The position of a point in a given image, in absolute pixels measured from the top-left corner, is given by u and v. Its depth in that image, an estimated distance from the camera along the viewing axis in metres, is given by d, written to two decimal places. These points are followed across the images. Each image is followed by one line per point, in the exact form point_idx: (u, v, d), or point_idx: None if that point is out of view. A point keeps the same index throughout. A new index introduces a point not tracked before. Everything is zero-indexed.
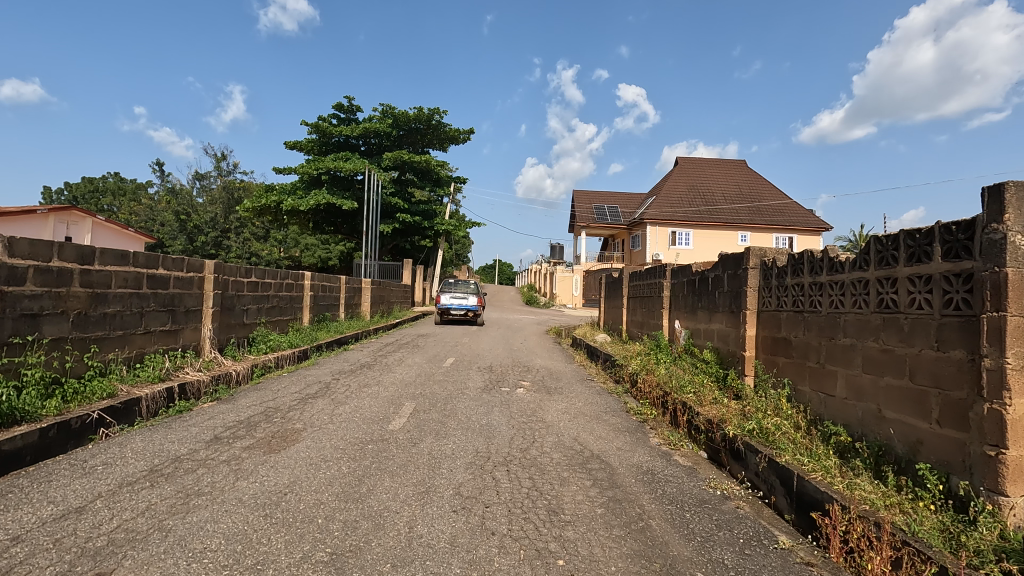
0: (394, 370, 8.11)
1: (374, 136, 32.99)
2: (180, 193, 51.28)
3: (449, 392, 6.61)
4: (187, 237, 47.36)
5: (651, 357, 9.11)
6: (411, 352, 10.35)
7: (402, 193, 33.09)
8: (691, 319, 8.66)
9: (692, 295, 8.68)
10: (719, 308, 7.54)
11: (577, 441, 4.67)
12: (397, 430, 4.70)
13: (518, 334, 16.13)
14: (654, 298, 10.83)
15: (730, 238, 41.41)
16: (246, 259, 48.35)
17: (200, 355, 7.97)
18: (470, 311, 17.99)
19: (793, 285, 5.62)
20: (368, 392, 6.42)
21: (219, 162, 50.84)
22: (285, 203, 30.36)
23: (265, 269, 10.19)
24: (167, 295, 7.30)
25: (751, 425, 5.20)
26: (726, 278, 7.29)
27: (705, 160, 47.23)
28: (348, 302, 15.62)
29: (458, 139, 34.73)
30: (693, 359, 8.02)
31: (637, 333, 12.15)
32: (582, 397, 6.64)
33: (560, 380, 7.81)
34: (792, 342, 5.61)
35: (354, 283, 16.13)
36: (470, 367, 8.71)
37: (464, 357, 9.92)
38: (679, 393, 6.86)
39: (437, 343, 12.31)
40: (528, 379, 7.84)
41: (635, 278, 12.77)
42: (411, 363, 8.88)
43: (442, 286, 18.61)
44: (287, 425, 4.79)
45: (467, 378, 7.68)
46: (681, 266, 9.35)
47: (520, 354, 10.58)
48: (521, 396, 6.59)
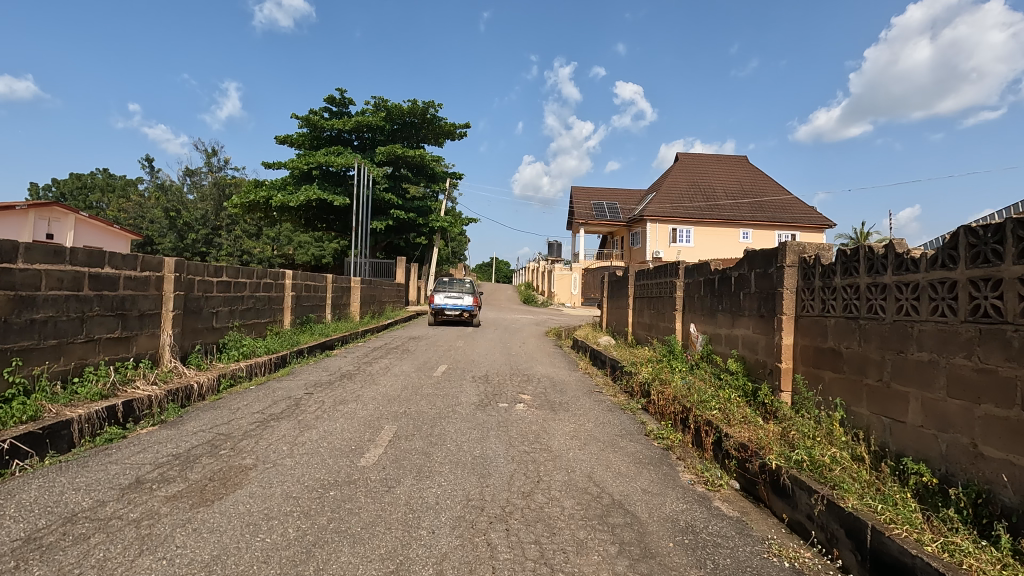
0: (377, 381, 7.20)
1: (367, 131, 32.02)
2: (170, 189, 50.20)
3: (437, 410, 5.72)
4: (177, 235, 46.35)
5: (664, 365, 8.23)
6: (400, 358, 9.46)
7: (396, 189, 32.15)
8: (710, 323, 7.80)
9: (711, 296, 7.82)
10: (745, 311, 6.68)
11: (591, 481, 3.78)
12: (370, 467, 3.81)
13: (517, 336, 15.25)
14: (665, 299, 9.96)
15: (732, 235, 40.60)
16: (237, 257, 47.35)
17: (158, 365, 7.06)
18: (465, 312, 17.09)
19: (844, 287, 4.76)
20: (343, 411, 5.52)
21: (210, 158, 49.81)
22: (275, 199, 29.36)
23: (238, 268, 9.26)
24: (116, 297, 6.37)
25: (799, 455, 4.33)
26: (754, 278, 6.43)
27: (706, 156, 46.36)
28: (336, 303, 14.70)
29: (454, 134, 33.78)
30: (714, 368, 7.15)
31: (645, 337, 11.29)
32: (591, 416, 5.74)
33: (565, 393, 6.91)
34: (842, 354, 4.74)
35: (342, 282, 15.21)
36: (464, 377, 7.80)
37: (457, 364, 9.03)
38: (702, 410, 5.99)
39: (429, 347, 11.41)
40: (529, 392, 6.94)
41: (642, 277, 11.91)
42: (398, 372, 7.98)
43: (437, 285, 17.70)
44: (234, 460, 3.89)
45: (459, 391, 6.78)
46: (698, 264, 8.49)
47: (519, 360, 9.68)
48: (521, 415, 5.69)
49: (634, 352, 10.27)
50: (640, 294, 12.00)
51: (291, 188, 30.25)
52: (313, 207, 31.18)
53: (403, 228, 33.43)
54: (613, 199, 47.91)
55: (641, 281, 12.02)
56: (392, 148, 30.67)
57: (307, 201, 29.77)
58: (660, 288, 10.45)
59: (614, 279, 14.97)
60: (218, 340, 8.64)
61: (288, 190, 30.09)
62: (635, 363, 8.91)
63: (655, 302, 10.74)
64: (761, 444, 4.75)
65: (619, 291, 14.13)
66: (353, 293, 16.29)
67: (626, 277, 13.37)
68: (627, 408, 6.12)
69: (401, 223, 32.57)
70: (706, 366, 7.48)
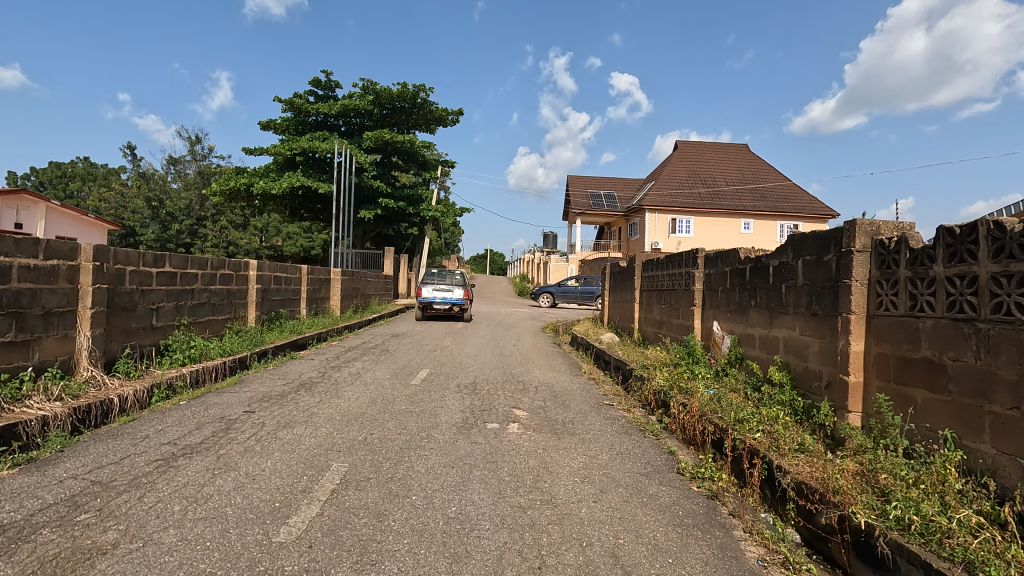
0: (341, 393, 5.92)
1: (354, 115, 30.55)
2: (152, 178, 48.47)
3: (408, 435, 4.47)
4: (160, 225, 44.77)
5: (684, 371, 7.01)
6: (376, 361, 8.22)
7: (385, 177, 30.78)
8: (740, 321, 6.57)
9: (741, 289, 6.60)
10: (789, 308, 5.48)
11: (619, 566, 2.55)
12: (289, 548, 2.56)
13: (511, 332, 14.04)
14: (680, 293, 8.75)
15: (733, 226, 39.46)
16: (223, 249, 45.88)
17: (72, 375, 5.79)
18: (455, 306, 15.84)
19: (951, 279, 3.52)
20: (284, 438, 4.27)
21: (194, 146, 48.15)
22: (257, 186, 27.89)
23: (185, 256, 7.95)
24: (7, 292, 5.08)
25: (902, 512, 3.10)
26: (805, 268, 5.22)
27: (705, 144, 45.04)
28: (312, 297, 13.40)
29: (446, 120, 32.37)
30: (749, 377, 5.92)
31: (654, 335, 10.09)
32: (604, 443, 4.50)
33: (569, 408, 5.66)
34: (948, 369, 3.52)
35: (320, 274, 13.91)
36: (447, 387, 6.55)
37: (442, 369, 7.78)
38: (744, 433, 4.76)
39: (412, 346, 10.16)
40: (525, 406, 5.70)
41: (651, 268, 10.69)
42: (368, 380, 6.71)
43: (425, 277, 16.41)
44: (92, 533, 2.64)
45: (439, 406, 5.54)
46: (721, 252, 7.27)
47: (513, 363, 8.46)
48: (515, 442, 4.44)
49: (644, 353, 9.05)
50: (648, 287, 10.76)
51: (274, 175, 28.81)
52: (298, 196, 29.76)
53: (393, 218, 32.05)
54: (611, 189, 46.60)
55: (648, 272, 10.80)
56: (380, 133, 29.23)
57: (290, 189, 28.35)
58: (673, 280, 9.21)
59: (617, 270, 13.71)
60: (159, 341, 7.35)
61: (270, 178, 28.64)
62: (648, 367, 7.68)
63: (666, 297, 9.50)
64: (836, 490, 3.53)
65: (623, 283, 12.88)
66: (333, 286, 14.98)
67: (631, 268, 12.11)
68: (649, 432, 4.88)
69: (391, 212, 31.21)
70: (737, 373, 6.26)
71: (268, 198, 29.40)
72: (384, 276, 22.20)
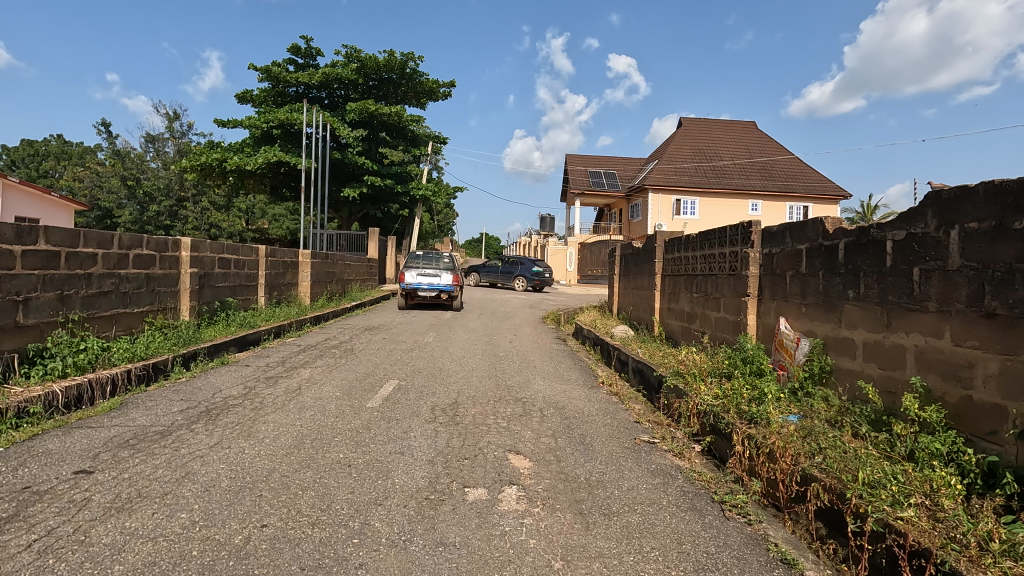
0: (255, 428, 4.02)
1: (338, 86, 28.30)
2: (128, 156, 45.91)
3: (327, 530, 2.57)
4: (136, 206, 42.46)
5: (744, 388, 5.15)
6: (331, 369, 6.31)
7: (370, 152, 28.66)
8: (827, 317, 4.70)
9: (827, 275, 4.74)
10: (931, 305, 3.61)
11: None
12: None
13: (507, 323, 12.17)
14: (722, 279, 6.88)
15: (740, 207, 37.52)
16: (204, 231, 43.65)
17: None
18: (443, 293, 13.94)
19: None
20: (95, 545, 2.37)
21: (173, 122, 45.70)
22: (231, 162, 25.73)
23: (75, 230, 6.00)
24: None
25: None
26: (969, 244, 3.34)
27: (710, 121, 42.88)
28: (274, 283, 11.44)
29: (437, 93, 30.16)
30: (855, 407, 4.06)
31: (683, 330, 8.25)
32: (665, 542, 2.61)
33: (593, 455, 3.77)
34: None
35: (283, 257, 11.94)
36: (416, 412, 4.66)
37: (416, 380, 5.92)
38: (888, 512, 2.91)
39: (385, 345, 8.26)
40: (526, 450, 3.81)
41: (677, 248, 8.81)
42: (307, 402, 4.80)
43: (409, 260, 14.45)
44: None
45: (396, 454, 3.65)
46: (790, 224, 5.37)
47: (509, 370, 6.60)
48: (512, 544, 2.54)
49: (676, 357, 7.17)
50: (674, 273, 8.85)
51: (250, 151, 26.63)
52: (277, 173, 27.63)
53: (380, 198, 29.94)
54: (611, 168, 44.44)
55: (674, 255, 8.89)
56: (364, 104, 27.01)
57: (268, 165, 26.24)
58: (711, 264, 7.31)
59: (630, 253, 11.80)
60: (29, 346, 5.41)
61: (246, 153, 26.46)
62: (690, 381, 5.83)
63: (701, 284, 7.59)
64: None
65: (639, 268, 10.96)
66: (301, 270, 13.02)
67: (649, 249, 10.20)
68: (728, 505, 3.01)
69: (378, 191, 29.13)
70: (831, 395, 4.40)
71: (244, 175, 27.25)
72: (368, 260, 20.22)
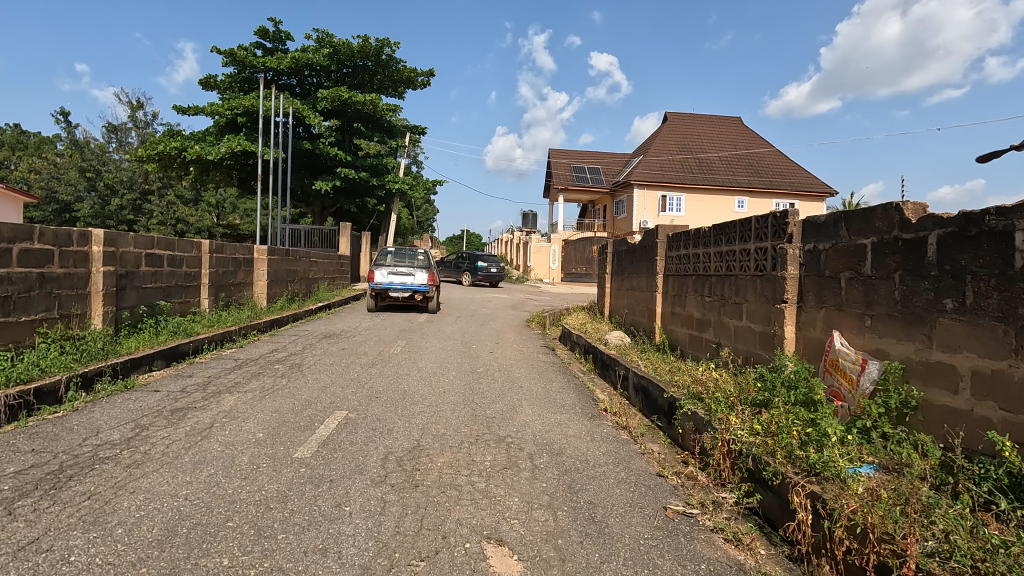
0: (114, 505, 2.73)
1: (310, 73, 26.67)
2: (87, 146, 43.33)
3: None
4: (97, 199, 40.20)
5: (790, 421, 4.03)
6: (264, 395, 5.01)
7: (344, 143, 27.12)
8: (909, 333, 3.57)
9: (907, 279, 3.61)
10: None
11: None
12: None
13: (488, 327, 10.94)
14: (745, 282, 5.75)
15: (726, 204, 36.75)
16: (170, 226, 41.50)
17: None
18: (417, 294, 12.65)
19: None
20: None
21: (135, 111, 43.33)
22: (192, 151, 23.98)
23: None
24: None
25: None
26: None
27: (696, 116, 42.04)
28: (222, 283, 10.02)
29: (415, 82, 28.71)
30: (971, 466, 2.95)
31: (693, 340, 7.11)
32: None
33: (613, 548, 2.55)
34: None
35: (233, 253, 10.51)
36: (361, 466, 3.40)
37: (370, 410, 4.65)
38: None
39: (342, 358, 6.95)
40: (513, 539, 2.58)
41: (681, 245, 7.67)
42: (212, 452, 3.51)
43: (380, 257, 13.09)
44: None
45: (316, 554, 2.39)
46: (847, 212, 4.22)
47: (490, 393, 5.37)
48: None
49: (690, 374, 6.02)
50: (679, 273, 7.68)
51: (213, 140, 24.88)
52: (243, 163, 25.95)
53: (354, 191, 28.40)
54: (596, 163, 43.36)
55: (679, 251, 7.72)
56: (337, 91, 25.43)
57: (232, 155, 24.56)
58: (729, 262, 6.15)
59: (625, 250, 10.65)
60: None
61: (208, 142, 24.72)
62: (715, 409, 4.69)
63: (717, 286, 6.43)
64: None
65: (636, 266, 9.79)
66: (256, 268, 11.59)
67: (648, 245, 9.03)
68: None
69: (352, 184, 27.60)
70: (922, 443, 3.28)
71: (207, 166, 25.51)
72: (338, 257, 18.78)
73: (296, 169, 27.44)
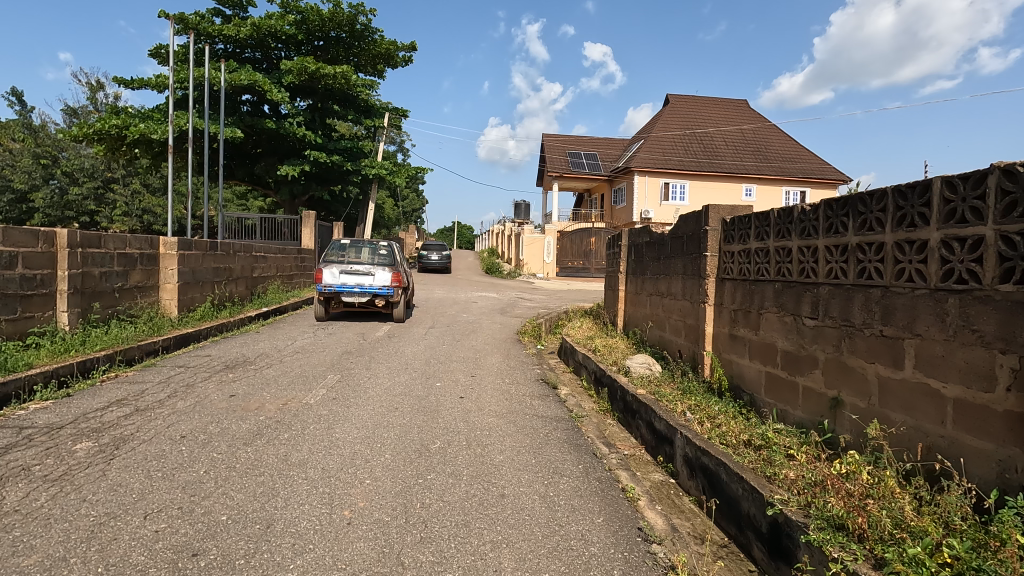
0: None
1: (275, 44, 23.77)
2: (44, 131, 39.91)
3: None
4: (55, 189, 37.09)
5: None
6: None
7: (315, 123, 24.33)
8: None
9: None
10: None
11: None
12: None
13: (466, 344, 8.30)
14: (911, 302, 3.18)
15: (735, 192, 33.98)
16: (135, 217, 38.40)
17: None
18: (377, 298, 9.98)
19: None
20: None
21: (95, 93, 39.98)
22: (139, 131, 21.11)
23: None
24: None
25: None
26: None
27: (700, 99, 39.31)
28: (96, 288, 7.28)
29: (395, 57, 25.86)
30: None
31: (777, 385, 4.53)
32: None
33: None
34: None
35: (117, 248, 7.74)
36: None
37: None
38: None
39: (216, 418, 4.28)
40: None
41: (746, 234, 5.10)
42: None
43: (333, 252, 10.40)
44: None
45: None
46: None
47: (437, 529, 2.74)
48: None
49: (803, 463, 3.43)
50: (745, 277, 5.10)
51: (163, 118, 22.00)
52: (200, 145, 23.11)
53: (327, 176, 25.65)
54: (592, 149, 40.56)
55: (743, 245, 5.13)
56: (303, 63, 22.49)
57: (185, 135, 21.72)
58: (864, 264, 3.56)
59: (647, 242, 8.04)
60: None
61: (158, 121, 21.84)
62: None
63: (834, 303, 3.85)
64: None
65: (665, 265, 7.21)
66: (163, 268, 8.85)
67: (687, 235, 6.42)
68: None
69: (324, 169, 24.86)
70: None
71: (159, 148, 22.64)
72: (298, 252, 16.00)
73: (263, 153, 24.79)
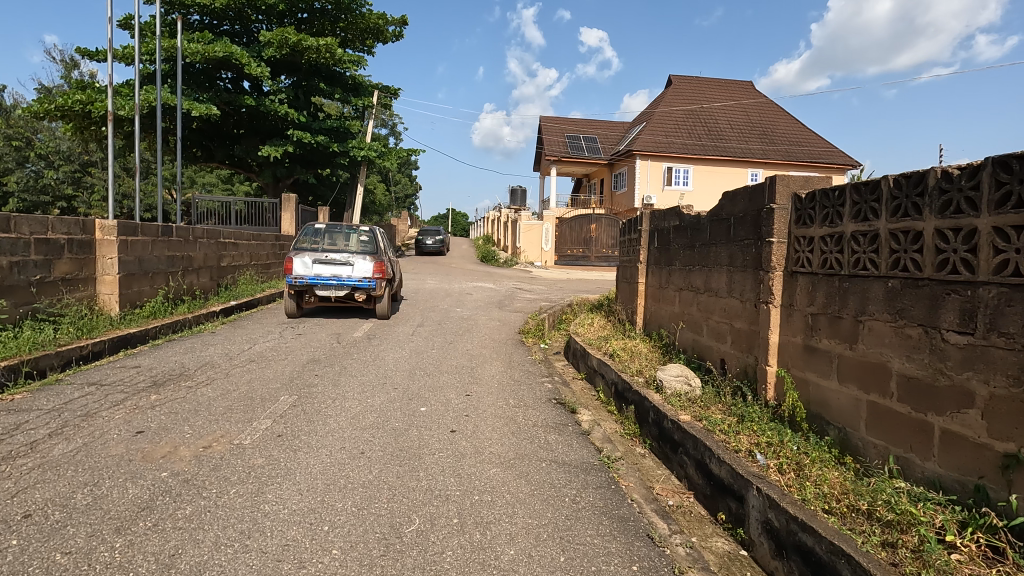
0: None
1: (255, 16, 22.10)
2: (17, 111, 37.90)
3: None
4: (30, 172, 35.31)
5: None
6: None
7: (298, 102, 22.73)
8: None
9: None
10: None
11: None
12: None
13: (459, 348, 6.99)
14: None
15: (739, 177, 32.63)
16: (116, 203, 36.65)
17: None
18: (356, 292, 8.63)
19: None
20: None
21: (71, 71, 37.98)
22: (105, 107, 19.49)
23: None
24: None
25: None
26: None
27: (704, 80, 37.76)
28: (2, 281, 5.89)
29: (385, 32, 24.25)
30: None
31: (892, 422, 3.26)
32: None
33: None
34: None
35: (34, 231, 6.35)
36: None
37: None
38: None
39: (96, 477, 2.95)
40: None
41: (835, 212, 3.80)
42: None
43: (306, 238, 9.05)
44: None
45: None
46: None
47: None
48: None
49: None
50: (831, 270, 3.81)
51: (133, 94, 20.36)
52: (174, 124, 21.50)
53: (313, 159, 24.11)
54: (592, 132, 38.98)
55: (830, 227, 3.82)
56: (284, 34, 20.88)
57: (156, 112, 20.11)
58: None
59: (676, 227, 6.73)
60: None
61: (126, 96, 20.22)
62: None
63: (1013, 314, 2.57)
64: None
65: (702, 255, 5.89)
66: (99, 256, 7.47)
67: (737, 218, 5.10)
68: None
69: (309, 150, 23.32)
70: None
71: (129, 127, 21.02)
72: (275, 238, 14.53)
73: (244, 134, 23.22)
